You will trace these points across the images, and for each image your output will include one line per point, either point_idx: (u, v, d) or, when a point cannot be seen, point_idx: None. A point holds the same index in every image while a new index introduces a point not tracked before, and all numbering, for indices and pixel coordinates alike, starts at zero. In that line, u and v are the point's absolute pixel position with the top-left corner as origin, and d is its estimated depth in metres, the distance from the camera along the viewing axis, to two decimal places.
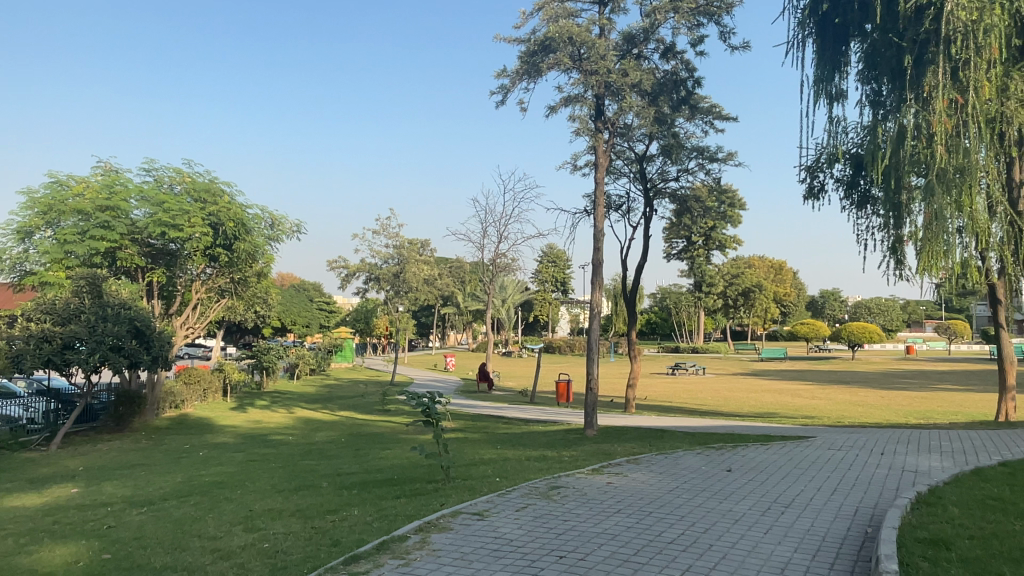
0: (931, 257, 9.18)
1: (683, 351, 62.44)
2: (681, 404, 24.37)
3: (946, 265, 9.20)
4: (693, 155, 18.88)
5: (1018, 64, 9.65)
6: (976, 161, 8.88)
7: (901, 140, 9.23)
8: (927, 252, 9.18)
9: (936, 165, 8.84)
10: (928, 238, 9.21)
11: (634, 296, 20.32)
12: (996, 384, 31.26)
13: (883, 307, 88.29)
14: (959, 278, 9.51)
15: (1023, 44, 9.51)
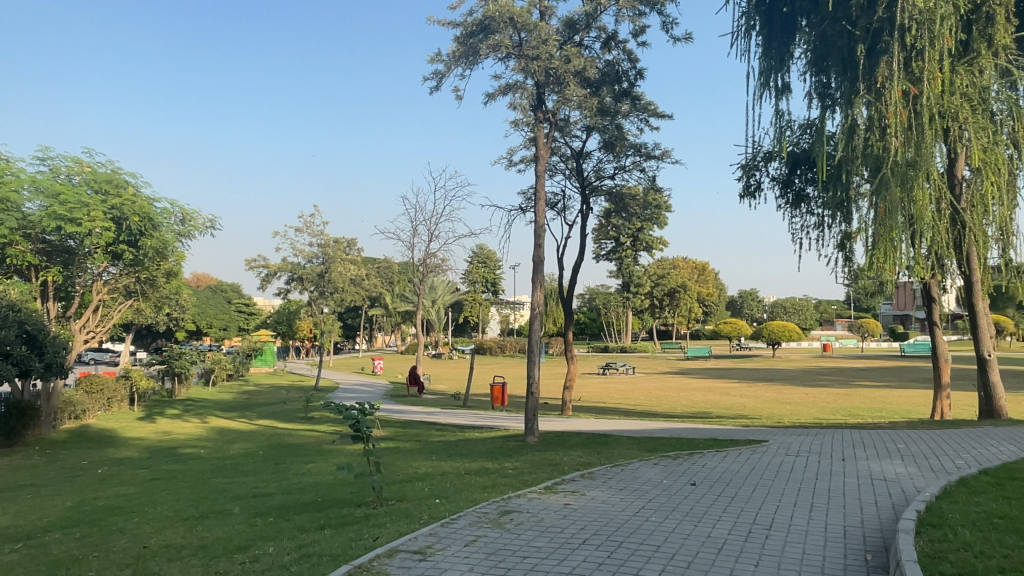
0: (883, 255, 8.95)
1: (612, 350, 62.96)
2: (615, 405, 24.12)
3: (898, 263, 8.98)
4: (630, 153, 18.52)
5: (961, 60, 9.62)
6: (927, 155, 8.70)
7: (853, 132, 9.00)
8: (879, 251, 8.94)
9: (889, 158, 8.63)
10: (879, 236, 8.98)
11: (570, 296, 19.80)
12: (909, 379, 32.63)
13: (799, 306, 92.00)
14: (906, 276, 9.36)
15: (965, 40, 9.52)
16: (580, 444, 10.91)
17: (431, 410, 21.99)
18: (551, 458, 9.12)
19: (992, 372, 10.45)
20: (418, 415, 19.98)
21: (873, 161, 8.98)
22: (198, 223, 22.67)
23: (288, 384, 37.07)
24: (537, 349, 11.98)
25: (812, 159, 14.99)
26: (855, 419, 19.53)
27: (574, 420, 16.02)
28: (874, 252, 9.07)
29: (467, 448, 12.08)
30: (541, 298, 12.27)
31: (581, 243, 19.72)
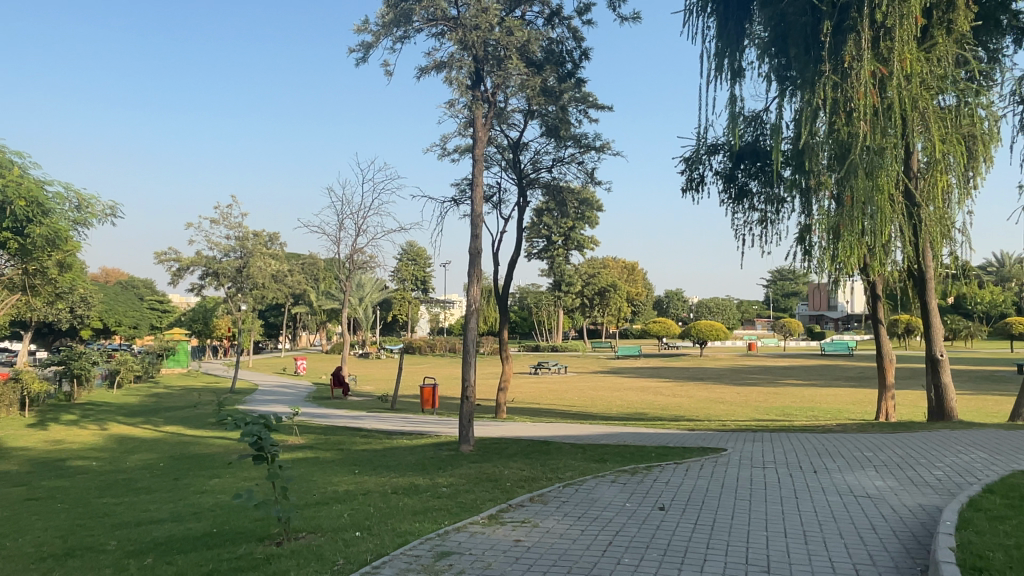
0: (847, 248, 8.43)
1: (543, 350, 62.48)
2: (550, 406, 23.34)
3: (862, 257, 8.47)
4: (570, 144, 17.70)
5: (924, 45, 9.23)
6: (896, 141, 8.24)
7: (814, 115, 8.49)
8: (844, 244, 8.42)
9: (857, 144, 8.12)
10: (843, 228, 8.47)
11: (506, 294, 18.88)
12: (832, 378, 33.36)
13: (722, 306, 94.33)
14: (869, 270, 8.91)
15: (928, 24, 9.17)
16: (519, 453, 9.96)
17: (357, 414, 20.62)
18: (491, 472, 8.09)
19: (945, 373, 10.15)
20: (342, 420, 18.61)
21: (839, 148, 8.48)
22: (97, 209, 20.50)
23: (202, 386, 34.56)
24: (474, 349, 10.96)
25: (756, 153, 14.53)
26: (790, 418, 19.38)
27: (510, 425, 15.10)
28: (838, 244, 8.54)
29: (395, 459, 10.93)
30: (478, 293, 11.26)
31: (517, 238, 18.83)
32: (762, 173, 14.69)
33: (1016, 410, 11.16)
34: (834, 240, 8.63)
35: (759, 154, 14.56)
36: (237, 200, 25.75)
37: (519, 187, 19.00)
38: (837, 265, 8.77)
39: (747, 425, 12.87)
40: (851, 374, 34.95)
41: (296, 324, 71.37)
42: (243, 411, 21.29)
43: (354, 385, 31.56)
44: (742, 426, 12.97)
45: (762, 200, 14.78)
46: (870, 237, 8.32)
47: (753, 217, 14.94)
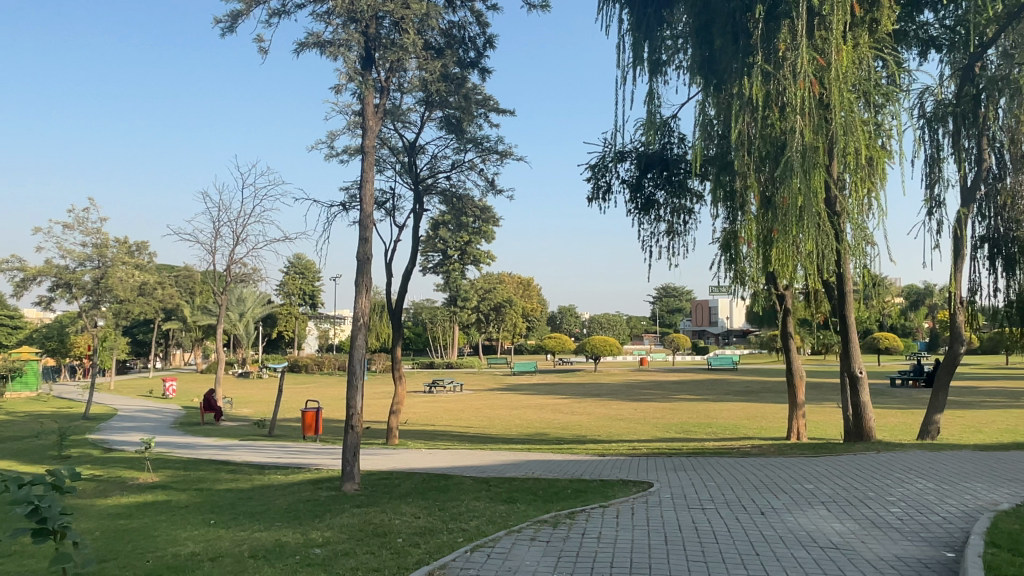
0: (781, 253, 8.15)
1: (437, 366, 60.72)
2: (446, 428, 21.91)
3: (795, 263, 8.14)
4: (469, 147, 16.49)
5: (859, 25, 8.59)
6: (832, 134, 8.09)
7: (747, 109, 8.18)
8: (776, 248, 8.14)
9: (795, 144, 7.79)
10: (777, 233, 8.20)
11: (400, 308, 17.30)
12: (722, 392, 33.98)
13: (612, 321, 96.28)
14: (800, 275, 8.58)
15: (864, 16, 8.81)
16: (412, 493, 8.55)
17: (228, 442, 18.31)
18: (378, 525, 6.59)
19: (862, 391, 9.70)
20: (210, 451, 16.35)
21: (771, 147, 8.20)
22: None
23: (49, 413, 30.36)
24: (360, 371, 9.45)
25: (665, 161, 13.89)
26: (691, 435, 19.01)
27: (403, 454, 13.60)
28: (768, 249, 8.30)
29: (264, 505, 9.19)
30: (367, 305, 9.72)
31: (412, 248, 17.36)
32: (669, 183, 13.95)
33: (925, 427, 11.04)
34: (765, 244, 8.36)
35: (668, 163, 13.90)
36: (90, 204, 22.85)
37: (414, 194, 17.53)
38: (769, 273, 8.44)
39: (657, 447, 12.09)
40: (738, 387, 35.83)
41: (169, 342, 65.73)
42: (91, 443, 18.42)
43: (230, 409, 28.73)
44: (653, 447, 12.19)
45: (669, 211, 14.11)
46: (803, 240, 8.02)
47: (660, 228, 14.25)
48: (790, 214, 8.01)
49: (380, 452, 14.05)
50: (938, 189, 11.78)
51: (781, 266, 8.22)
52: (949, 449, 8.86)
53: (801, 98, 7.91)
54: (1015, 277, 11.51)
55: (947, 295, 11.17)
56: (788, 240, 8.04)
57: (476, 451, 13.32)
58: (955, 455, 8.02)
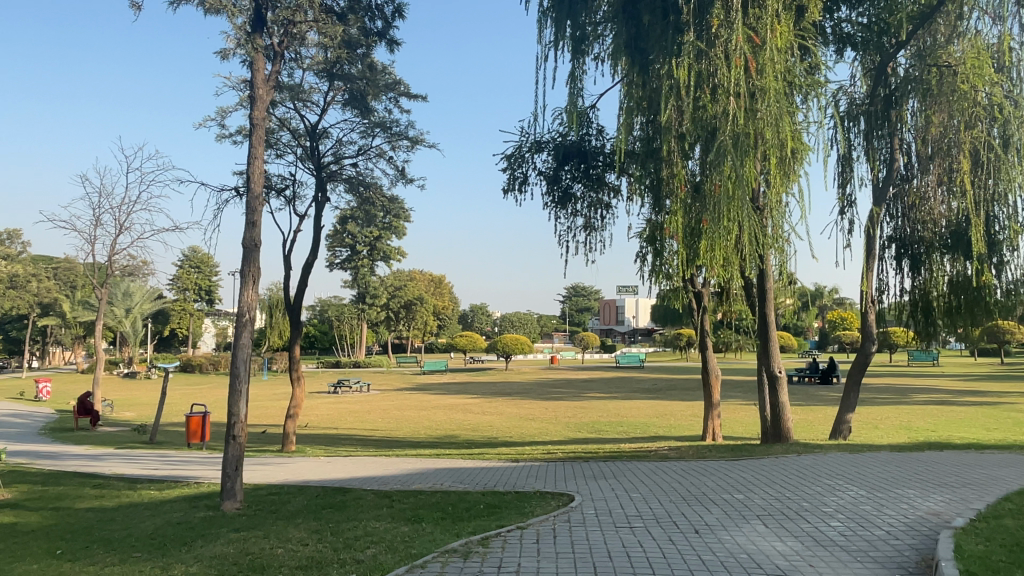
0: (707, 241, 8.12)
1: (343, 366, 58.54)
2: (350, 432, 20.68)
3: (723, 253, 8.09)
4: (377, 132, 15.43)
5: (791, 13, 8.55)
6: (767, 119, 8.00)
7: (673, 90, 8.18)
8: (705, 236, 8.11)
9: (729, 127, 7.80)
10: (705, 221, 8.20)
11: (300, 303, 15.98)
12: (631, 391, 34.22)
13: (523, 320, 96.43)
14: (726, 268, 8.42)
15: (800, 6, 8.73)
16: (303, 512, 7.53)
17: (100, 451, 16.41)
18: (257, 556, 5.58)
19: (781, 392, 9.42)
20: (77, 461, 14.51)
21: (702, 132, 8.17)
22: None
23: None
24: (245, 373, 8.35)
25: (583, 153, 13.36)
26: (604, 435, 18.70)
27: (298, 464, 12.41)
28: (695, 238, 8.30)
29: (125, 530, 7.89)
30: (255, 297, 8.59)
31: (314, 239, 16.09)
32: (587, 176, 13.44)
33: (838, 426, 10.98)
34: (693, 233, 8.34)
35: (586, 155, 13.37)
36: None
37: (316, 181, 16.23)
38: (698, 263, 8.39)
39: (572, 450, 11.53)
40: (646, 385, 36.24)
41: (45, 340, 60.15)
42: None
43: (110, 413, 26.22)
44: (568, 450, 11.63)
45: (586, 205, 13.60)
46: (731, 229, 8.00)
47: (577, 223, 13.69)
48: (719, 201, 7.99)
49: (272, 462, 12.80)
50: (850, 189, 11.92)
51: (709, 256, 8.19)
52: (865, 450, 8.72)
53: (732, 78, 7.90)
54: (918, 277, 11.79)
55: (859, 294, 11.24)
56: (716, 227, 8.02)
57: (380, 459, 12.34)
58: (876, 459, 7.84)
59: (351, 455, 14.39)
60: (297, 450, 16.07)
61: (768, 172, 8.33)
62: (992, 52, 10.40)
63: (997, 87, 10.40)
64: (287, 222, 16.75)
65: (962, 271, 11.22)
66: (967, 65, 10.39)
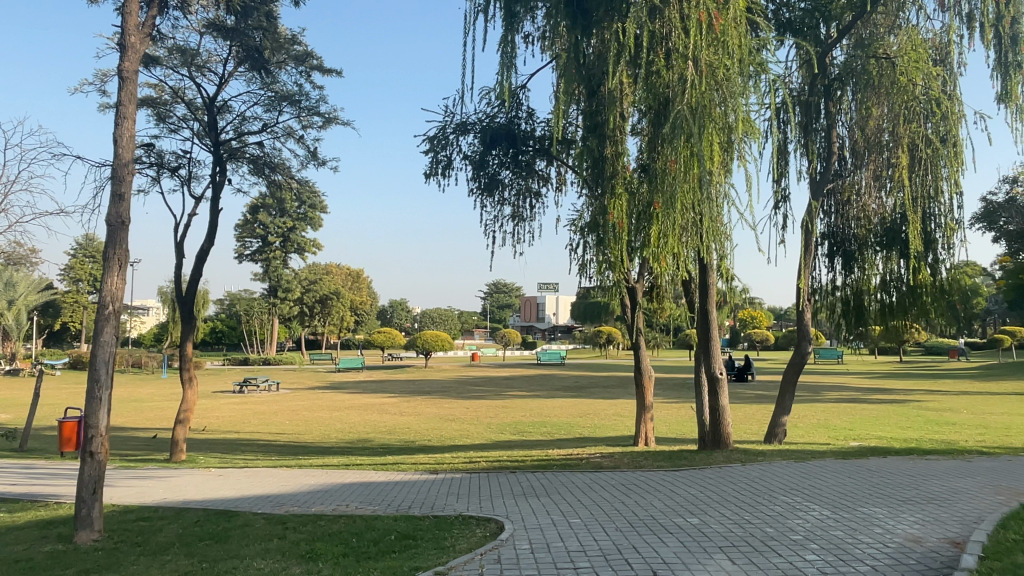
0: (660, 223, 7.85)
1: (252, 364, 55.45)
2: (253, 437, 19.04)
3: (677, 239, 7.80)
4: (284, 106, 14.05)
5: None
6: (722, 95, 7.73)
7: (621, 54, 8.09)
8: (656, 216, 7.88)
9: (683, 100, 7.62)
10: (657, 203, 7.90)
11: (193, 292, 14.29)
12: (552, 388, 33.69)
13: (443, 316, 94.92)
14: (665, 257, 7.99)
15: None
16: (174, 546, 6.26)
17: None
18: None
19: (722, 395, 8.73)
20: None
21: (658, 103, 8.01)
22: None
23: None
24: (105, 378, 6.93)
25: (512, 137, 12.35)
26: (526, 436, 17.87)
27: (183, 479, 10.88)
28: (648, 221, 8.04)
29: None
30: (121, 285, 7.18)
31: (211, 223, 14.45)
32: (515, 162, 12.49)
33: (772, 429, 10.54)
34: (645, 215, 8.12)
35: (515, 139, 12.38)
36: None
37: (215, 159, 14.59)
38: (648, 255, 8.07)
39: (496, 459, 10.58)
40: (568, 383, 35.77)
41: None
42: None
43: None
44: (492, 458, 10.70)
45: (514, 192, 12.67)
46: (684, 209, 7.74)
47: (504, 212, 12.67)
48: (671, 178, 7.75)
49: (153, 477, 11.20)
50: (785, 184, 11.50)
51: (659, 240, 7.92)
52: (809, 457, 8.15)
53: (686, 39, 7.75)
54: (850, 275, 11.69)
55: (796, 293, 10.80)
56: (669, 206, 7.74)
57: (280, 471, 11.00)
58: (826, 468, 7.29)
59: (249, 465, 12.91)
60: (188, 459, 14.40)
61: (724, 149, 7.81)
62: (929, 45, 10.12)
63: (934, 79, 10.09)
64: (182, 205, 15.02)
65: (895, 270, 11.07)
66: (905, 57, 10.09)
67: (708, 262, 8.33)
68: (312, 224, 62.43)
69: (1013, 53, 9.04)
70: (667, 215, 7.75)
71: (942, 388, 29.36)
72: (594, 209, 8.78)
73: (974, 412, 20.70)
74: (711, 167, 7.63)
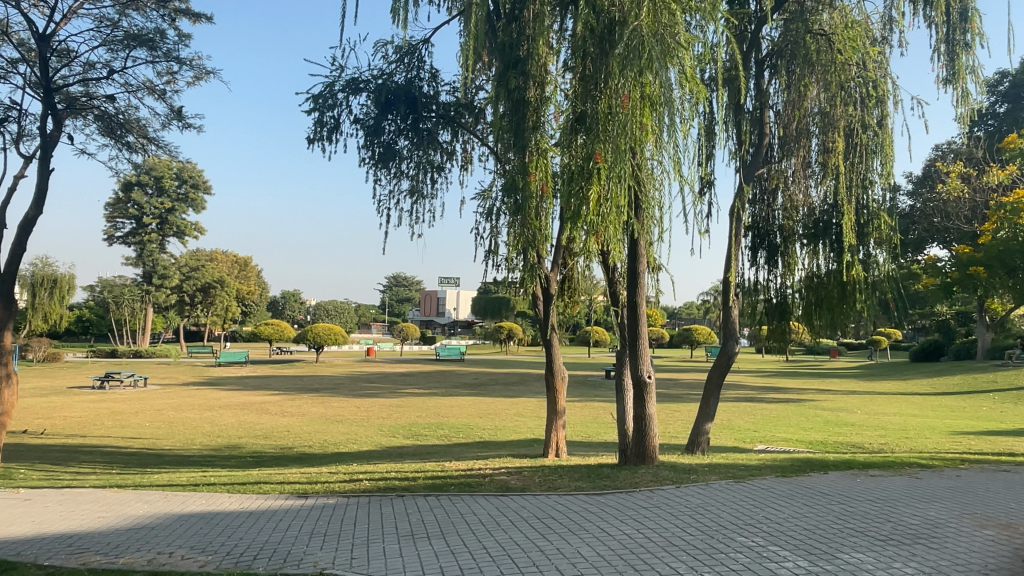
0: (603, 180, 6.66)
1: (120, 357, 50.29)
2: (100, 442, 16.32)
3: (619, 202, 6.65)
4: (134, 48, 11.66)
5: None
6: (677, 30, 6.58)
7: None
8: (599, 171, 6.67)
9: (634, 23, 6.46)
10: (598, 154, 6.69)
11: (15, 264, 11.64)
12: (451, 385, 32.14)
13: (339, 308, 91.19)
14: (595, 225, 6.81)
15: None
16: None
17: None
18: None
19: (651, 402, 7.39)
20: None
21: (599, 26, 6.91)
22: None
23: None
24: None
25: (411, 100, 10.67)
26: (420, 439, 16.23)
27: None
28: (586, 178, 6.78)
29: None
30: None
31: (40, 185, 11.86)
32: (414, 130, 10.79)
33: (694, 438, 9.45)
34: (581, 173, 6.85)
35: (415, 103, 10.71)
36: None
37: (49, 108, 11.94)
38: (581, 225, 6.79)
39: (383, 474, 8.88)
40: (467, 380, 34.30)
41: None
42: None
43: None
44: (379, 474, 9.02)
45: (412, 160, 10.89)
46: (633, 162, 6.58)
47: (401, 186, 10.91)
48: (619, 123, 6.57)
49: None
50: (709, 167, 10.51)
51: (598, 202, 6.75)
52: (748, 474, 7.03)
53: None
54: (777, 271, 10.89)
55: (723, 284, 9.70)
56: (616, 157, 6.57)
57: (107, 492, 8.78)
58: (772, 492, 6.15)
59: (76, 482, 10.50)
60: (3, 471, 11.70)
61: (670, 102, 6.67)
62: (863, 24, 9.49)
63: (869, 58, 9.43)
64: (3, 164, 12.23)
65: (821, 264, 10.32)
66: (843, 33, 9.35)
67: (641, 238, 7.18)
68: (193, 206, 58.05)
69: (960, 32, 8.49)
70: (614, 169, 6.57)
71: (829, 388, 30.24)
72: (509, 173, 8.33)
73: (866, 413, 20.99)
74: (658, 113, 6.56)
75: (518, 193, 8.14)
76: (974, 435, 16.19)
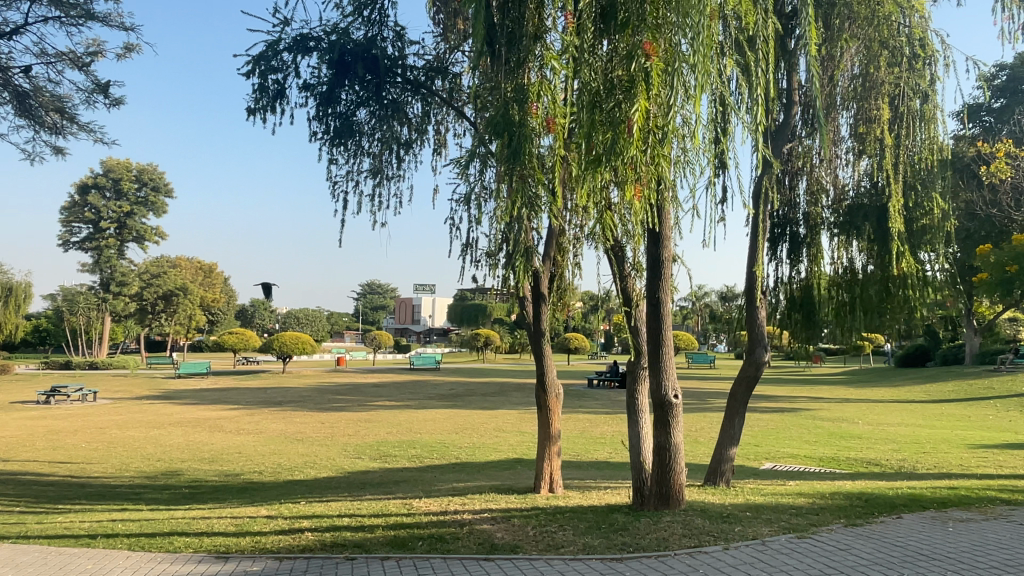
0: (652, 94, 5.13)
1: (74, 368, 47.47)
2: (21, 465, 14.21)
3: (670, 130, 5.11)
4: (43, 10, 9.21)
5: None
6: None
7: None
8: (652, 78, 5.10)
9: None
10: (648, 46, 5.13)
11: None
12: (425, 396, 30.29)
13: (311, 317, 88.55)
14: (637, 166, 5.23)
15: None
16: None
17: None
18: None
19: (678, 428, 5.74)
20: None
21: None
22: None
23: None
24: None
25: (372, 63, 8.91)
26: (389, 459, 14.41)
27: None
28: (629, 91, 5.23)
29: None
30: None
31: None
32: (378, 99, 9.07)
33: (717, 467, 7.82)
34: (623, 87, 5.30)
35: (376, 67, 8.97)
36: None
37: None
38: (618, 162, 5.20)
39: (333, 520, 7.04)
40: (443, 391, 32.48)
41: None
42: None
43: None
44: (329, 520, 7.12)
45: (375, 135, 9.18)
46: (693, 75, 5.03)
47: (361, 167, 9.16)
48: (681, 7, 5.03)
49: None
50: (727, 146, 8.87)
51: (645, 131, 5.19)
52: (806, 524, 5.37)
53: None
54: (800, 264, 9.42)
55: (747, 279, 8.14)
56: (677, 57, 5.05)
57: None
58: (857, 557, 4.45)
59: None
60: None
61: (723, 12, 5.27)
62: None
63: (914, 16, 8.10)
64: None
65: (856, 254, 8.97)
66: None
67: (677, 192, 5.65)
68: (155, 210, 55.66)
69: None
70: (674, 74, 5.03)
71: (821, 396, 28.99)
72: (500, 122, 6.88)
73: (869, 425, 19.63)
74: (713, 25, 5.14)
75: (513, 127, 6.78)
76: (997, 449, 14.82)
